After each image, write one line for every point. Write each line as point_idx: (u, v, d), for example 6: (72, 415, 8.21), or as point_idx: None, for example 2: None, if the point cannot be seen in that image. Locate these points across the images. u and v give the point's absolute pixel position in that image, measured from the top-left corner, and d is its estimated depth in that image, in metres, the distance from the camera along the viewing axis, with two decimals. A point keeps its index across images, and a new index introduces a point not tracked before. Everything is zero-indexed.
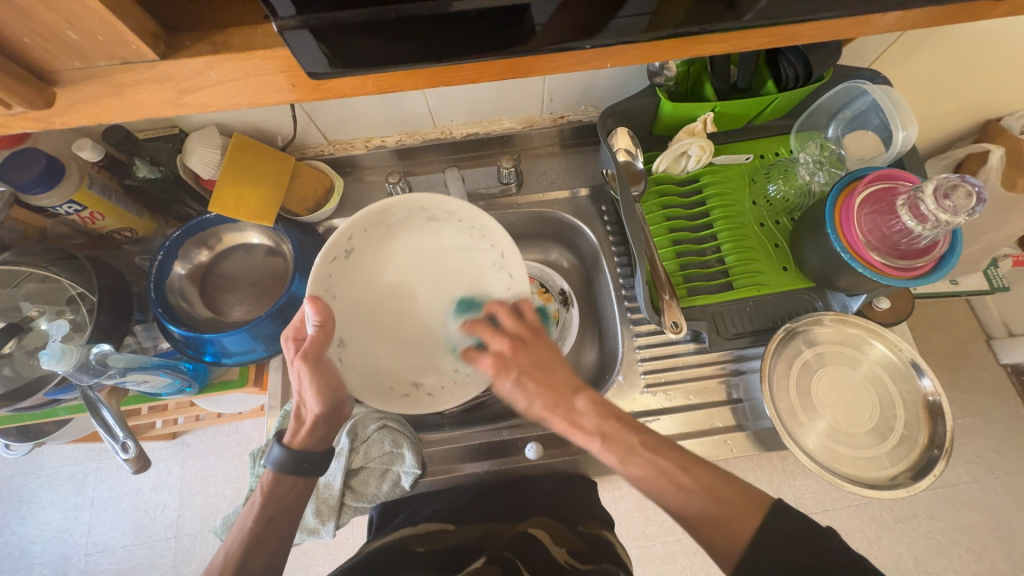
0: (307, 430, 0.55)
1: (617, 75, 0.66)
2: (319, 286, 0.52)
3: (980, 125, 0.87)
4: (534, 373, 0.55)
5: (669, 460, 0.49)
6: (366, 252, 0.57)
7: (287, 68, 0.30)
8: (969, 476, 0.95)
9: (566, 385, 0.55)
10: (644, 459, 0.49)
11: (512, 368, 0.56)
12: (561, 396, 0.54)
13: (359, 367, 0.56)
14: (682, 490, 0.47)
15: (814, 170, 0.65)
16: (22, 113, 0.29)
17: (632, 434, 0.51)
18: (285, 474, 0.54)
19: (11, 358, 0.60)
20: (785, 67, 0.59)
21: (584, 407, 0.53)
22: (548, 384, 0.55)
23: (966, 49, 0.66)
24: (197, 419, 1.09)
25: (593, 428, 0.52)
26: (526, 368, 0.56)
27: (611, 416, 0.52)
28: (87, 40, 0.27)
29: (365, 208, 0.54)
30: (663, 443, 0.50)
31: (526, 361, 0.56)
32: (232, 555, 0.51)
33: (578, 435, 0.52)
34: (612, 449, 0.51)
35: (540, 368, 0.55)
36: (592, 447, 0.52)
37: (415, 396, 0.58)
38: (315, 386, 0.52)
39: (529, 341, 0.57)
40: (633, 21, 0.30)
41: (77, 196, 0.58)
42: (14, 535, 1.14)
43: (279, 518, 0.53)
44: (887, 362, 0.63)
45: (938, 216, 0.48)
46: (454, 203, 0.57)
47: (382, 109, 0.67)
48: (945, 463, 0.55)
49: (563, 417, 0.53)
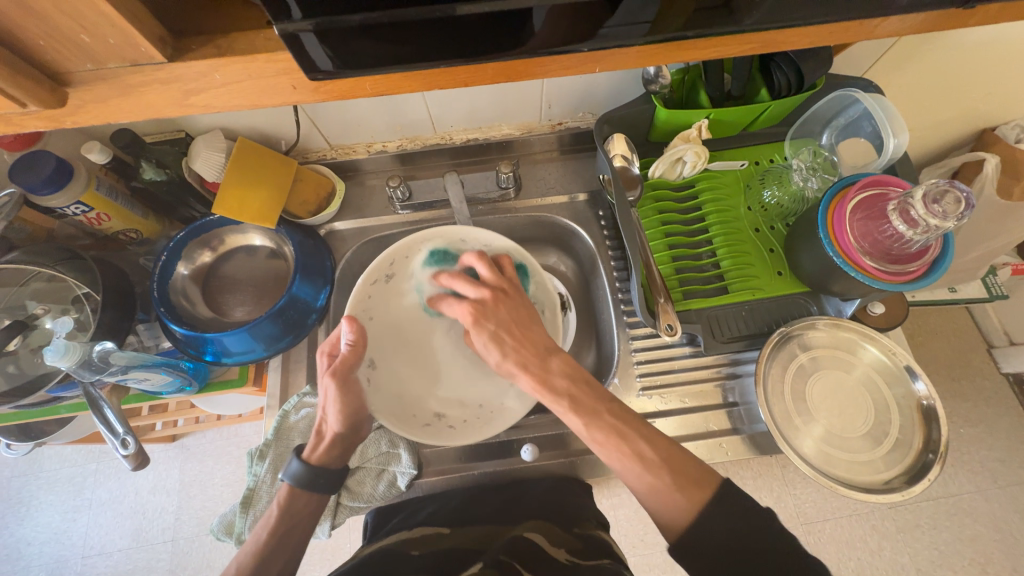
0: (326, 445, 0.56)
1: (613, 84, 0.67)
2: (357, 308, 0.58)
3: (976, 134, 0.88)
4: (511, 329, 0.57)
5: (634, 430, 0.48)
6: (404, 277, 0.63)
7: (289, 70, 0.31)
8: (971, 486, 0.95)
9: (543, 345, 0.56)
10: (607, 423, 0.49)
11: (489, 321, 0.57)
12: (537, 353, 0.55)
13: (384, 391, 0.59)
14: (639, 460, 0.46)
15: (807, 176, 0.67)
16: (34, 112, 0.31)
17: (599, 400, 0.51)
18: (301, 489, 0.55)
19: (16, 355, 0.61)
20: (779, 76, 0.61)
21: (556, 365, 0.54)
22: (524, 341, 0.56)
23: (959, 58, 0.67)
24: (196, 421, 1.09)
25: (563, 391, 0.52)
26: (503, 323, 0.57)
27: (581, 380, 0.52)
28: (99, 43, 0.28)
29: (408, 237, 0.61)
30: (627, 412, 0.50)
31: (505, 315, 0.58)
32: (245, 565, 0.50)
33: (546, 396, 0.52)
34: (578, 413, 0.50)
35: (516, 322, 0.57)
36: (558, 407, 0.52)
37: (437, 426, 0.60)
38: (339, 404, 0.55)
39: (507, 294, 0.59)
40: (627, 28, 0.32)
41: (85, 196, 0.59)
42: (12, 537, 1.14)
43: (293, 532, 0.53)
44: (880, 365, 0.63)
45: (927, 221, 0.48)
46: (487, 236, 0.63)
47: (384, 116, 0.69)
48: (939, 467, 0.55)
49: (535, 373, 0.54)
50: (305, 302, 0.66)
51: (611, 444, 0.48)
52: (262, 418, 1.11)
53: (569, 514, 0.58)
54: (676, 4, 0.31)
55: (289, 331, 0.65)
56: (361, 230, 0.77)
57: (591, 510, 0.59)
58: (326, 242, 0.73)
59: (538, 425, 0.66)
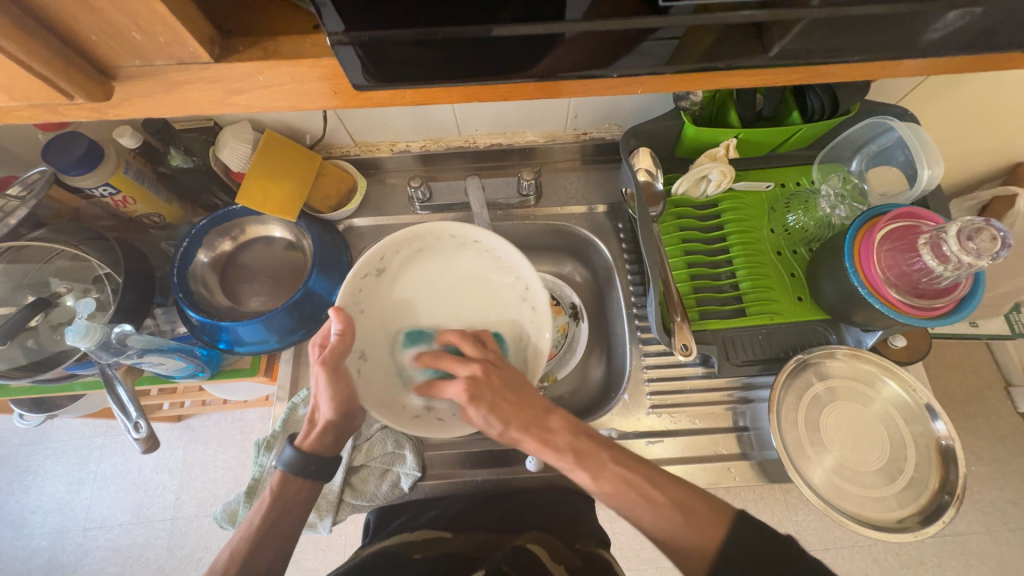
0: (318, 433, 0.56)
1: (642, 99, 0.67)
2: (347, 300, 0.57)
3: (1008, 168, 0.86)
4: (509, 398, 0.54)
5: (643, 477, 0.49)
6: (395, 272, 0.62)
7: (331, 76, 0.31)
8: (980, 526, 0.92)
9: (538, 407, 0.54)
10: (613, 474, 0.49)
11: (484, 394, 0.54)
12: (536, 416, 0.53)
13: (375, 382, 0.59)
14: (645, 501, 0.47)
15: (835, 203, 0.66)
16: (80, 104, 0.31)
17: (603, 450, 0.51)
18: (294, 475, 0.55)
19: (36, 330, 0.62)
20: (813, 101, 0.59)
21: (556, 424, 0.53)
22: (522, 407, 0.53)
23: (999, 92, 0.65)
24: (202, 404, 1.10)
25: (566, 447, 0.51)
26: (499, 391, 0.54)
27: (584, 434, 0.52)
28: (150, 41, 0.28)
29: (400, 232, 0.60)
30: (632, 458, 0.50)
31: (500, 386, 0.55)
32: (239, 551, 0.51)
33: (551, 455, 0.52)
34: (585, 465, 0.50)
35: (512, 389, 0.54)
36: (565, 464, 0.51)
37: (426, 420, 0.59)
38: (330, 392, 0.54)
39: (498, 365, 0.56)
40: (657, 46, 0.31)
41: (113, 178, 0.60)
42: (17, 504, 1.16)
43: (284, 522, 0.53)
44: (899, 401, 0.61)
45: (960, 258, 0.47)
46: (480, 232, 0.62)
47: (410, 116, 0.69)
48: (955, 510, 0.54)
49: (537, 438, 0.53)
50: (320, 296, 0.66)
51: (620, 493, 0.48)
52: (267, 405, 1.12)
53: (571, 529, 0.58)
54: (693, 40, 0.31)
55: (302, 324, 0.66)
56: (379, 228, 0.77)
57: (591, 526, 0.59)
58: (345, 238, 0.74)
59: None
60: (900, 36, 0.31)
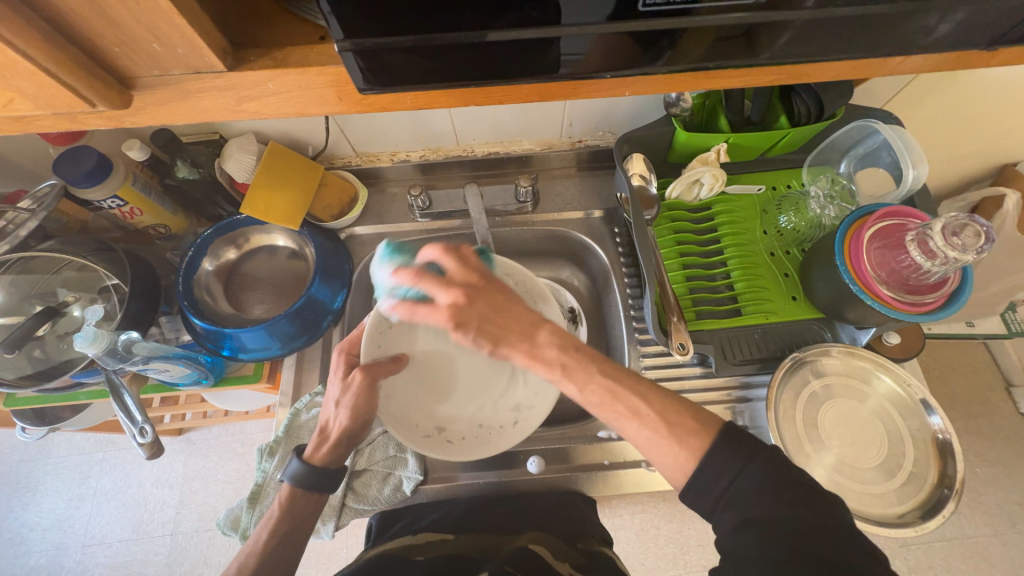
0: (328, 447, 0.55)
1: (634, 105, 0.69)
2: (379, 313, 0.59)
3: (996, 169, 0.88)
4: (492, 319, 0.48)
5: (628, 389, 0.45)
6: None
7: (336, 83, 0.33)
8: (987, 529, 0.92)
9: (526, 322, 0.49)
10: (600, 385, 0.45)
11: (468, 317, 0.47)
12: (525, 333, 0.48)
13: (393, 399, 0.60)
14: (635, 416, 0.43)
15: (825, 204, 0.67)
16: (100, 112, 0.33)
17: (594, 363, 0.46)
18: (303, 490, 0.54)
19: (43, 340, 0.63)
20: (799, 104, 0.62)
21: (545, 337, 0.48)
22: (508, 327, 0.48)
23: (981, 94, 0.67)
24: (204, 416, 1.10)
25: (555, 359, 0.46)
26: (483, 315, 0.48)
27: (573, 347, 0.47)
28: (168, 52, 0.30)
29: None
30: (621, 371, 0.46)
31: (481, 308, 0.48)
32: (246, 566, 0.50)
33: (538, 369, 0.47)
34: (573, 377, 0.46)
35: (497, 311, 0.48)
36: (553, 377, 0.46)
37: (436, 439, 0.60)
38: (357, 401, 0.54)
39: (480, 287, 0.49)
40: (645, 54, 0.33)
41: (121, 191, 0.62)
42: (15, 522, 1.15)
43: (292, 536, 0.52)
44: (895, 396, 0.62)
45: (946, 253, 0.48)
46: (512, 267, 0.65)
47: (409, 126, 0.71)
48: (954, 503, 0.54)
49: (524, 350, 0.48)
50: (322, 303, 0.68)
51: (607, 404, 0.45)
52: (269, 416, 1.13)
53: (572, 529, 0.58)
54: (690, 41, 0.32)
55: (305, 331, 0.67)
56: (380, 235, 0.78)
57: (593, 524, 0.59)
58: (346, 246, 0.75)
59: (541, 437, 0.65)
60: (875, 38, 0.33)
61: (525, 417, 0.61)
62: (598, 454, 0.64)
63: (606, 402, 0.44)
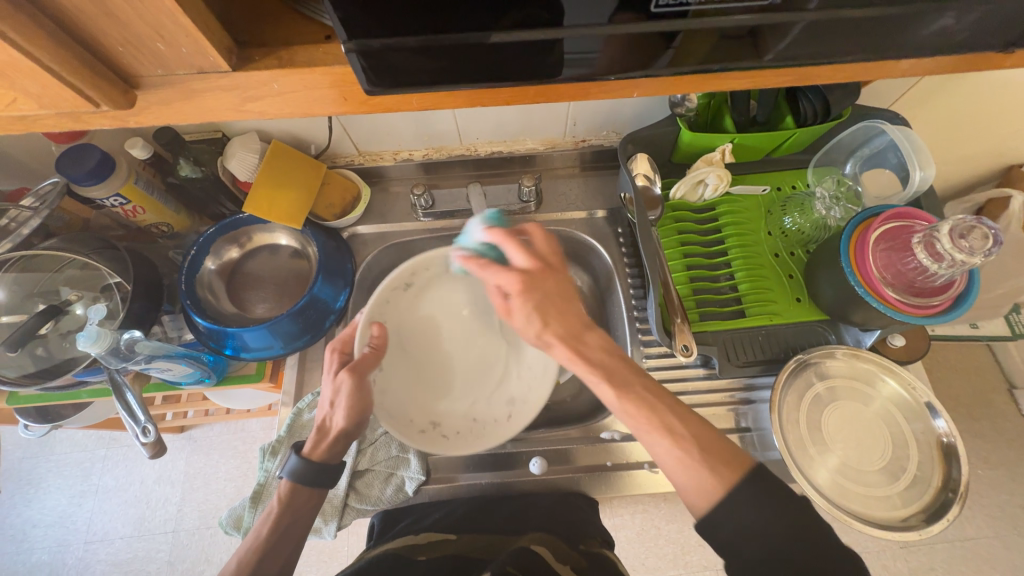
0: (328, 442, 0.56)
1: (639, 104, 0.69)
2: (376, 309, 0.58)
3: (1003, 170, 0.87)
4: (555, 302, 0.49)
5: (664, 404, 0.45)
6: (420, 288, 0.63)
7: (341, 83, 0.33)
8: (989, 531, 0.91)
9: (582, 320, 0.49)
10: (639, 395, 0.45)
11: (536, 290, 0.48)
12: (576, 328, 0.49)
13: (388, 395, 0.59)
14: (668, 433, 0.43)
15: (830, 205, 0.66)
16: (104, 112, 0.33)
17: (632, 375, 0.46)
18: (302, 485, 0.54)
19: (45, 338, 0.63)
20: (806, 104, 0.61)
21: (595, 340, 0.48)
22: (566, 318, 0.48)
23: (989, 96, 0.67)
24: (206, 413, 1.10)
25: (598, 363, 0.47)
26: (550, 293, 0.49)
27: (619, 356, 0.48)
28: (172, 51, 0.30)
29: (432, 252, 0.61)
30: (659, 388, 0.46)
31: (551, 287, 0.49)
32: (244, 564, 0.49)
33: (581, 367, 0.47)
34: (615, 385, 0.46)
35: (563, 297, 0.49)
36: (593, 380, 0.46)
37: (431, 435, 0.59)
38: (349, 401, 0.54)
39: (555, 269, 0.50)
40: (653, 56, 0.32)
41: (123, 189, 0.62)
42: (18, 518, 1.16)
43: (292, 531, 0.52)
44: (900, 400, 0.62)
45: (953, 255, 0.48)
46: None
47: (412, 125, 0.71)
48: (959, 506, 0.54)
49: (571, 346, 0.48)
50: (326, 303, 0.68)
51: (642, 415, 0.44)
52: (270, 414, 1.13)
53: (574, 530, 0.58)
54: (698, 43, 0.32)
55: (307, 330, 0.67)
56: (381, 234, 0.78)
57: (595, 525, 0.60)
58: (349, 245, 0.75)
59: (543, 438, 0.65)
60: (885, 40, 0.32)
61: (518, 411, 0.61)
62: (600, 455, 0.64)
63: (640, 415, 0.44)
